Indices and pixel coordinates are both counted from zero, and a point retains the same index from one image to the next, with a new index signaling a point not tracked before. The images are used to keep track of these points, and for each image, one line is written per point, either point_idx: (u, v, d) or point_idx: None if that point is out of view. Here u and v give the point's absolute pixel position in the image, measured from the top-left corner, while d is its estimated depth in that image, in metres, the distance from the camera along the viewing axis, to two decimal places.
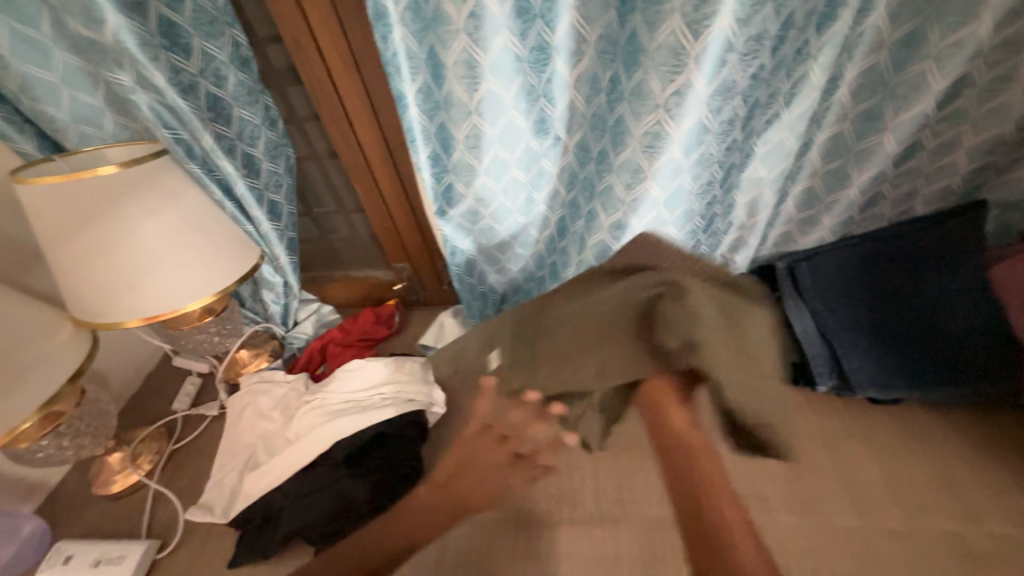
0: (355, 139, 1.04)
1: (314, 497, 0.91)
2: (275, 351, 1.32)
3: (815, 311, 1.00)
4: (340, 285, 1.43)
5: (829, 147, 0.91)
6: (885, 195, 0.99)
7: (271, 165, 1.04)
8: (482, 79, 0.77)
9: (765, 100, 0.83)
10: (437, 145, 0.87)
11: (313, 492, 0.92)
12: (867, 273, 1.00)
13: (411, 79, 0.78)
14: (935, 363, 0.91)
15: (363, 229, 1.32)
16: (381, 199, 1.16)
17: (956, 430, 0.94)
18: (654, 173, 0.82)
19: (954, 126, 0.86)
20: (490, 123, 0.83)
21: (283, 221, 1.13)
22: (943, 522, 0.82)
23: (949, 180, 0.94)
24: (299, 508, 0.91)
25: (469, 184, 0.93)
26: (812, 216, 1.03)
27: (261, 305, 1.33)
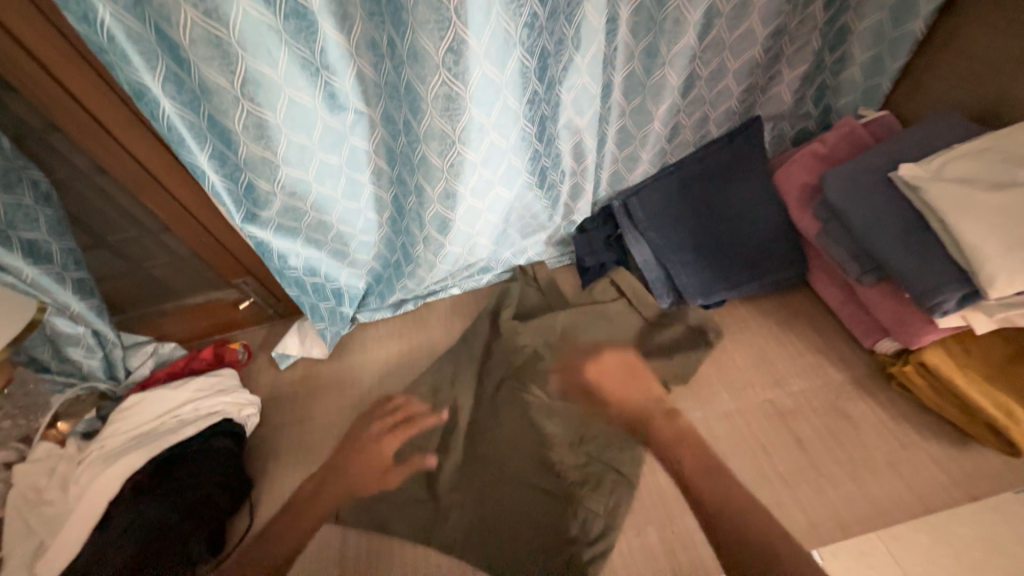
0: (120, 147, 0.85)
1: (126, 539, 0.86)
2: (99, 412, 1.08)
3: (650, 239, 1.10)
4: (174, 317, 1.21)
5: (626, 85, 0.98)
6: (683, 124, 1.09)
7: (7, 197, 0.84)
8: (235, 58, 0.68)
9: (552, 48, 0.84)
10: (216, 142, 0.78)
11: (123, 535, 0.86)
12: (683, 196, 1.12)
13: (148, 67, 0.68)
14: (744, 264, 1.08)
15: (183, 248, 1.10)
16: (185, 211, 0.98)
17: (768, 313, 1.12)
18: (461, 136, 0.82)
19: (718, 53, 0.96)
20: (269, 108, 0.74)
21: (55, 260, 0.94)
22: (763, 393, 1.00)
23: (728, 103, 1.07)
24: (109, 555, 0.84)
25: (273, 178, 0.83)
26: (633, 152, 1.10)
27: (71, 364, 1.08)
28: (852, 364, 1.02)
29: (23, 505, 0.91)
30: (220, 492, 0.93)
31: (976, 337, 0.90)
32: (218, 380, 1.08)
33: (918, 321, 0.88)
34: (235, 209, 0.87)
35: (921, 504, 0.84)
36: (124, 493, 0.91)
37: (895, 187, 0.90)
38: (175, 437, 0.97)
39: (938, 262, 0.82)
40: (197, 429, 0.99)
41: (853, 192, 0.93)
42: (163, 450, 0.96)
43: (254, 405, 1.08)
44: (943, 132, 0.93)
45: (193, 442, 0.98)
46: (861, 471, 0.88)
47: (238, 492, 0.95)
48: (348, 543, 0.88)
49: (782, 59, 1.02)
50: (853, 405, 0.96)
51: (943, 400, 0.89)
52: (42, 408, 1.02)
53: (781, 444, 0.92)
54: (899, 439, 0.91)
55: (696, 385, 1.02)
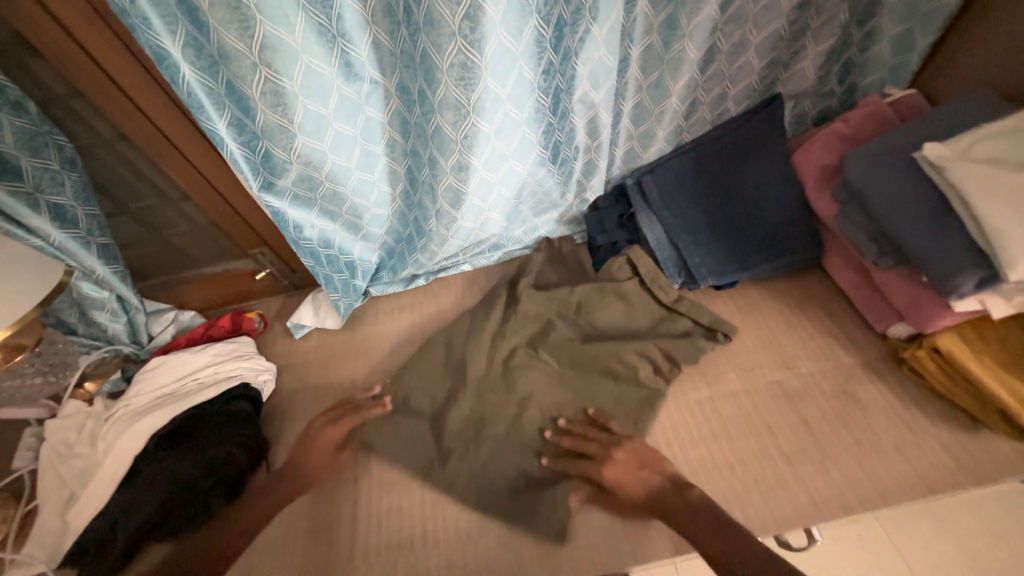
0: (141, 114, 0.86)
1: (150, 491, 0.90)
2: (123, 373, 1.13)
3: (663, 218, 1.09)
4: (194, 286, 1.25)
5: (644, 58, 0.96)
6: (701, 101, 1.07)
7: (35, 161, 0.87)
8: (254, 23, 0.68)
9: (568, 18, 0.82)
10: (235, 109, 0.79)
11: (148, 488, 0.91)
12: (698, 176, 1.10)
13: (169, 30, 0.69)
14: (758, 246, 1.07)
15: (202, 217, 1.13)
16: (204, 180, 1.00)
17: (780, 296, 1.11)
18: (475, 106, 0.81)
19: (739, 26, 0.94)
20: (286, 75, 0.75)
21: (81, 226, 0.97)
22: (770, 374, 1.00)
23: (748, 79, 1.04)
24: (134, 504, 0.89)
25: (290, 147, 0.85)
26: (648, 129, 1.09)
27: (97, 328, 1.12)
28: (864, 348, 1.01)
29: (56, 458, 0.97)
30: (239, 451, 0.96)
31: (993, 323, 0.88)
32: (235, 347, 1.12)
33: (933, 306, 0.87)
34: (253, 177, 0.88)
35: (925, 486, 0.84)
36: (148, 449, 0.96)
37: (919, 168, 0.88)
38: (196, 398, 1.01)
39: (958, 245, 0.81)
40: (216, 392, 1.03)
41: (873, 173, 0.91)
42: (186, 410, 1.00)
43: (270, 371, 1.11)
44: (972, 111, 0.90)
45: (213, 403, 1.02)
46: (866, 452, 0.88)
47: (256, 453, 0.99)
48: (359, 504, 0.92)
49: (807, 34, 0.99)
50: (862, 388, 0.96)
51: (954, 385, 0.88)
52: (71, 367, 1.07)
53: (787, 424, 0.93)
54: (906, 423, 0.91)
55: (703, 364, 1.03)
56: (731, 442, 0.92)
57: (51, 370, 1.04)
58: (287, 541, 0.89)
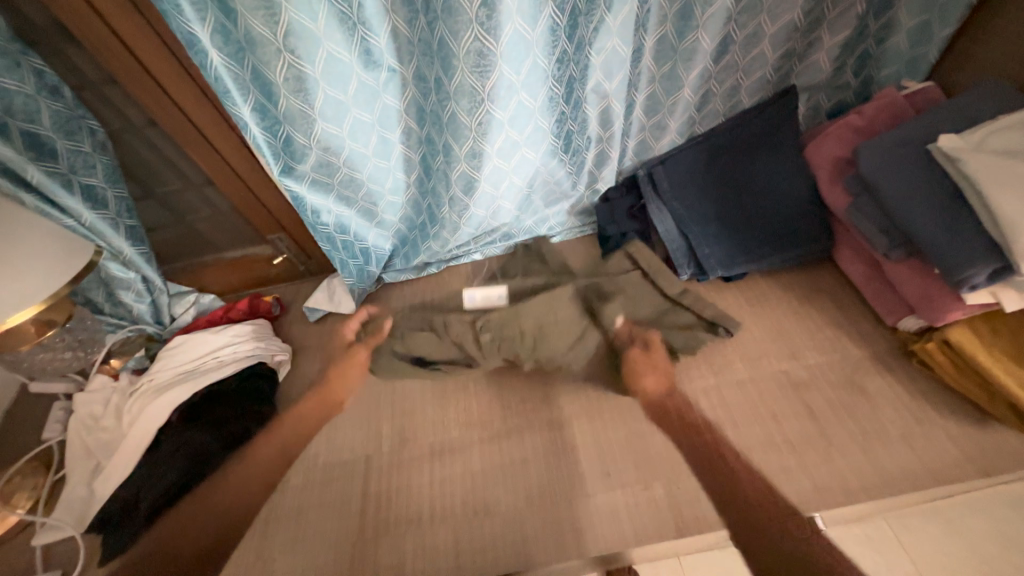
0: (168, 100, 0.89)
1: (173, 461, 0.94)
2: (148, 352, 1.16)
3: (673, 210, 1.10)
4: (214, 270, 1.29)
5: (658, 49, 0.97)
6: (714, 92, 1.07)
7: (69, 143, 0.91)
8: (280, 11, 0.71)
9: (583, 7, 0.83)
10: (258, 94, 0.82)
11: (172, 458, 0.95)
12: (709, 168, 1.11)
13: (198, 15, 0.71)
14: (768, 238, 1.07)
15: (223, 202, 1.17)
16: (226, 165, 1.04)
17: (788, 288, 1.11)
18: (490, 93, 0.83)
19: (754, 16, 0.94)
20: (308, 62, 0.77)
21: (110, 207, 1.01)
22: (778, 364, 1.00)
23: (761, 70, 1.04)
24: (158, 473, 0.93)
25: (310, 132, 0.87)
26: (660, 120, 1.09)
27: (123, 307, 1.16)
28: (873, 341, 1.01)
29: (84, 430, 1.02)
30: (256, 426, 1.00)
31: (1005, 316, 0.88)
32: (252, 328, 1.15)
33: (944, 297, 0.86)
34: (273, 162, 0.92)
35: (931, 476, 0.84)
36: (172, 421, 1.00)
37: (933, 159, 0.87)
38: (215, 374, 1.05)
39: (970, 235, 0.81)
40: (235, 369, 1.06)
41: (886, 164, 0.91)
42: (207, 385, 1.04)
43: (285, 353, 1.15)
44: (988, 103, 0.90)
45: (231, 379, 1.06)
46: (873, 442, 0.89)
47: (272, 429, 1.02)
48: (370, 480, 0.95)
49: (821, 25, 0.99)
50: (870, 380, 0.96)
51: (964, 377, 0.88)
52: (97, 344, 1.13)
53: (793, 413, 0.94)
54: (914, 415, 0.91)
55: (710, 353, 1.03)
56: (736, 429, 0.93)
57: (78, 346, 1.10)
58: (301, 513, 0.92)
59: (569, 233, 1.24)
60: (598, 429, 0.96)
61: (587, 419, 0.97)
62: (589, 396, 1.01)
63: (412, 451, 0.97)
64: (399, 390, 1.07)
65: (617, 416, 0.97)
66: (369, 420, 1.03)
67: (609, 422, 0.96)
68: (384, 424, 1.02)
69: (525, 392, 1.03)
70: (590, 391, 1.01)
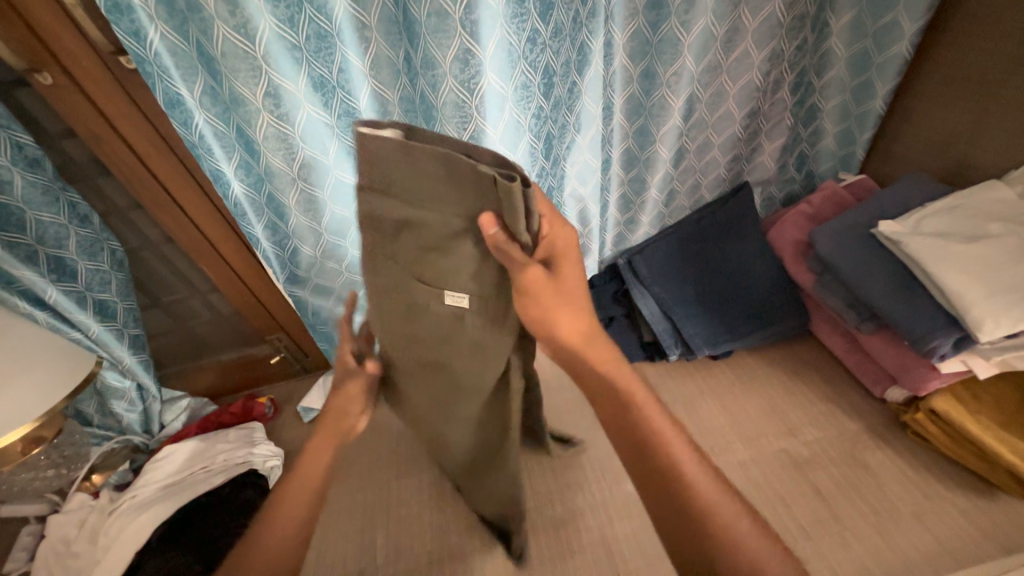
0: (187, 219, 0.98)
1: None
2: (132, 464, 1.14)
3: (656, 294, 1.16)
4: (210, 371, 1.29)
5: (625, 159, 1.11)
6: (678, 190, 1.21)
7: (89, 264, 0.97)
8: (297, 149, 0.83)
9: (556, 132, 0.96)
10: (271, 214, 0.92)
11: None
12: (685, 253, 1.20)
13: (227, 157, 0.84)
14: (749, 317, 1.13)
15: (226, 307, 1.22)
16: (233, 275, 1.10)
17: (772, 362, 1.15)
18: None
19: (701, 130, 1.10)
20: (319, 186, 0.88)
21: (118, 319, 1.05)
22: (777, 443, 1.00)
23: (716, 170, 1.19)
24: None
25: (316, 243, 0.96)
26: (632, 217, 1.22)
27: (112, 418, 1.15)
28: (865, 414, 1.03)
29: (52, 557, 0.95)
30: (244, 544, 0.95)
31: (981, 381, 0.91)
32: (246, 433, 1.13)
33: (919, 367, 0.91)
34: (279, 271, 1.00)
35: (953, 558, 0.81)
36: (150, 542, 0.94)
37: (879, 242, 0.97)
38: (203, 486, 1.01)
39: (927, 309, 0.87)
40: (225, 478, 1.03)
41: (840, 246, 1.01)
42: (194, 498, 1.00)
43: (279, 457, 1.11)
44: (915, 192, 1.03)
45: (220, 490, 1.02)
46: (886, 524, 0.86)
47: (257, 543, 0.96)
48: None
49: (762, 134, 1.15)
50: (870, 454, 0.96)
51: (960, 444, 0.89)
52: (82, 459, 1.10)
53: (801, 495, 0.91)
54: (922, 490, 0.89)
55: (709, 436, 1.03)
56: None
57: (61, 462, 1.08)
58: None
59: None
60: (604, 525, 0.92)
61: (591, 513, 0.94)
62: (590, 487, 0.98)
63: (408, 563, 0.91)
64: (394, 492, 1.03)
65: (619, 508, 0.93)
66: (364, 528, 0.98)
67: (614, 518, 0.92)
68: (380, 531, 0.97)
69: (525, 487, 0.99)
70: (591, 482, 0.99)
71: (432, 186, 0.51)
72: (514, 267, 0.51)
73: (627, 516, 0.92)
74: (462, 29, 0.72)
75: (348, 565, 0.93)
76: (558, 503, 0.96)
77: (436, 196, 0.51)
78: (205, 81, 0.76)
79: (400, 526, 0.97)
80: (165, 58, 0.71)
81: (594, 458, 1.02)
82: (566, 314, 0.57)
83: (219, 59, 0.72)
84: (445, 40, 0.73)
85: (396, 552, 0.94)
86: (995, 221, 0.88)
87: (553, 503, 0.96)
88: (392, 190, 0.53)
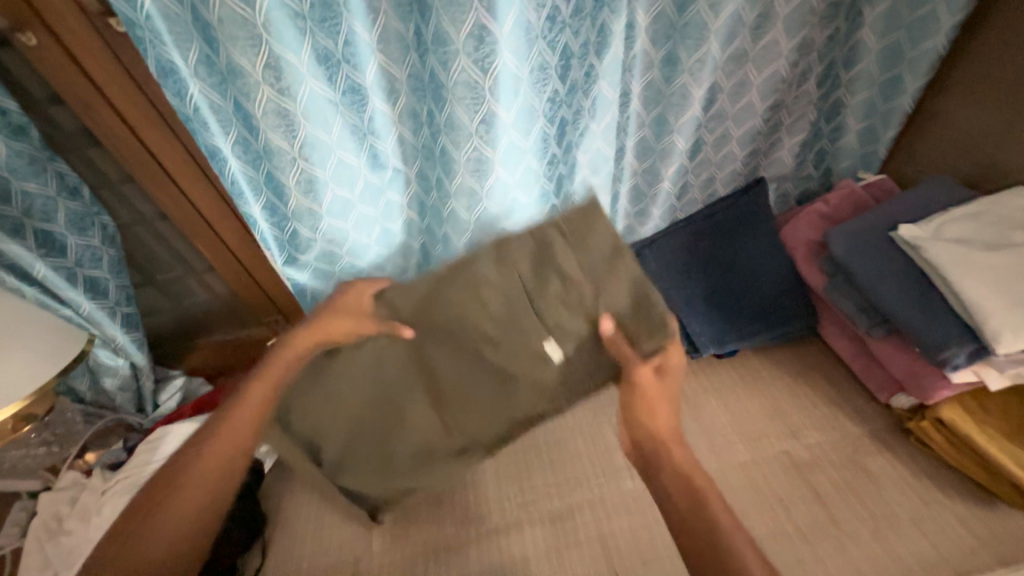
0: (182, 195, 0.93)
1: None
2: (125, 443, 1.10)
3: (663, 290, 1.13)
4: (203, 352, 1.28)
5: (639, 149, 1.07)
6: (692, 183, 1.17)
7: (79, 239, 0.93)
8: (298, 126, 0.78)
9: (570, 118, 0.92)
10: (270, 194, 0.88)
11: None
12: (694, 249, 1.16)
13: (224, 133, 0.79)
14: (758, 317, 1.10)
15: (222, 287, 1.18)
16: (230, 254, 1.07)
17: (778, 364, 1.14)
18: (487, 193, 0.90)
19: (720, 122, 1.06)
20: (320, 167, 0.84)
21: (110, 296, 1.02)
22: (779, 445, 0.99)
23: (733, 164, 1.15)
24: None
25: (315, 226, 0.92)
26: (644, 209, 1.19)
27: (106, 396, 1.13)
28: (868, 419, 1.02)
29: (44, 535, 0.93)
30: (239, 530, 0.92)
31: (990, 394, 0.90)
32: None
33: (930, 376, 0.89)
34: (278, 253, 0.97)
35: (951, 567, 0.80)
36: None
37: (897, 246, 0.95)
38: None
39: (942, 317, 0.85)
40: None
41: (858, 249, 0.98)
42: None
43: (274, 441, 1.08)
44: (938, 196, 0.99)
45: None
46: (885, 531, 0.85)
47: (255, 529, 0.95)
48: None
49: (783, 128, 1.11)
50: (871, 460, 0.95)
51: (963, 455, 0.88)
52: (74, 437, 1.09)
53: (802, 498, 0.91)
54: (921, 497, 0.89)
55: (710, 435, 1.02)
56: (744, 517, 0.89)
57: (55, 441, 1.07)
58: None
59: None
60: (602, 523, 0.91)
61: (589, 509, 0.93)
62: (588, 482, 0.97)
63: (404, 553, 0.91)
64: None
65: (617, 505, 0.93)
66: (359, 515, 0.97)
67: (612, 515, 0.92)
68: (375, 519, 0.96)
69: (523, 481, 0.98)
70: (590, 478, 0.98)
71: (589, 253, 0.79)
72: (632, 362, 0.77)
73: (625, 512, 0.92)
74: (479, 3, 0.68)
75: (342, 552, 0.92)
76: (556, 497, 0.96)
77: (599, 275, 0.79)
78: (201, 49, 0.71)
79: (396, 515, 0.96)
80: (157, 22, 0.66)
81: (593, 453, 1.01)
82: (660, 413, 0.74)
83: (215, 24, 0.66)
84: (460, 16, 0.69)
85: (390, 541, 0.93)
86: (1019, 231, 0.85)
87: (551, 497, 0.96)
88: (568, 237, 0.79)
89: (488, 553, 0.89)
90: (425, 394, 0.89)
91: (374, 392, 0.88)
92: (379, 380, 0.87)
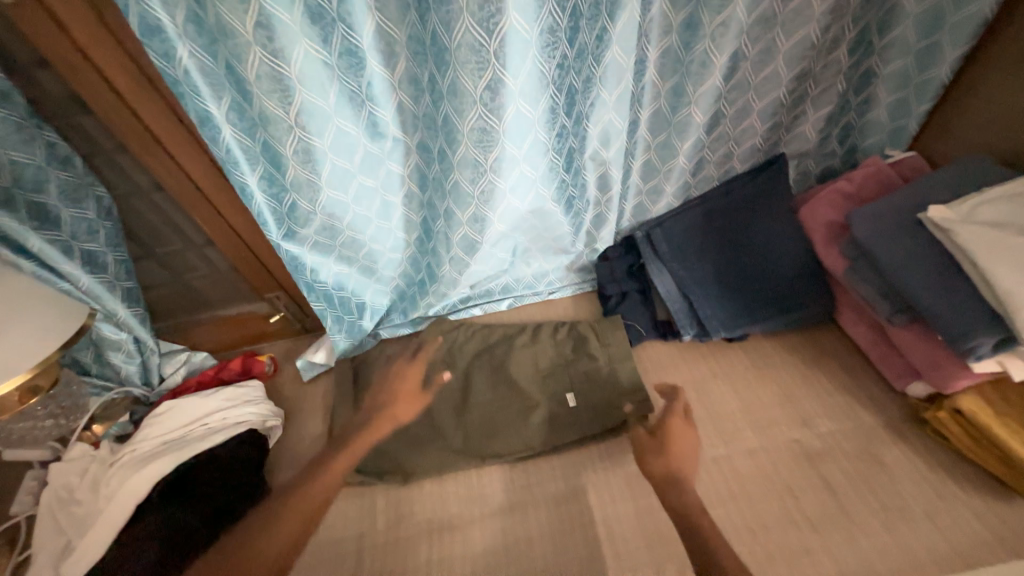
0: (176, 166, 0.90)
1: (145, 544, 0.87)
2: (131, 416, 1.12)
3: (674, 271, 1.10)
4: (207, 327, 1.26)
5: (653, 121, 1.02)
6: (708, 158, 1.11)
7: (74, 211, 0.90)
8: (293, 91, 0.74)
9: (580, 86, 0.87)
10: (267, 164, 0.85)
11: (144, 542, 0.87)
12: (706, 228, 1.13)
13: (216, 98, 0.75)
14: (771, 299, 1.07)
15: (223, 262, 1.16)
16: (229, 228, 1.04)
17: (790, 349, 1.11)
18: (491, 166, 0.87)
19: (742, 93, 0.99)
20: (318, 135, 0.80)
21: (110, 271, 1.00)
22: (789, 432, 0.97)
23: (753, 139, 1.09)
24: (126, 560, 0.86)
25: (314, 198, 0.89)
26: (657, 185, 1.13)
27: (111, 368, 1.13)
28: (882, 407, 0.99)
29: (57, 504, 0.96)
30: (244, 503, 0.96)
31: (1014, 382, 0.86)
32: (245, 391, 1.10)
33: (950, 364, 0.86)
34: (275, 227, 0.93)
35: (961, 558, 0.79)
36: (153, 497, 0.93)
37: (925, 227, 0.90)
38: (198, 446, 0.99)
39: (969, 305, 0.81)
40: (225, 437, 1.02)
41: (879, 230, 0.93)
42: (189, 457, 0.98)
43: (278, 417, 1.10)
44: (972, 175, 0.93)
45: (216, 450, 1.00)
46: (895, 520, 0.84)
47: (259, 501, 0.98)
48: (363, 565, 0.88)
49: (808, 100, 1.05)
50: (884, 449, 0.93)
51: (980, 445, 0.85)
52: (81, 410, 1.08)
53: (810, 485, 0.89)
54: (934, 487, 0.87)
55: (718, 420, 1.00)
56: (750, 503, 0.89)
57: (61, 412, 1.07)
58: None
59: (570, 290, 1.22)
60: (606, 506, 0.90)
61: (593, 491, 0.92)
62: (593, 465, 0.96)
63: (408, 530, 0.91)
64: None
65: (622, 488, 0.92)
66: (364, 492, 0.97)
67: (616, 499, 0.91)
68: (380, 496, 0.96)
69: (528, 462, 0.98)
70: (594, 461, 0.97)
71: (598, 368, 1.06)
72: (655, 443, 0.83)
73: (629, 495, 0.91)
74: None
75: (347, 528, 0.93)
76: (560, 478, 0.95)
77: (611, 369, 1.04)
78: (188, 7, 0.66)
79: (400, 493, 0.96)
80: None
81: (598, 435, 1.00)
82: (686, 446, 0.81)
83: None
84: None
85: (395, 518, 0.93)
86: None
87: (555, 479, 0.95)
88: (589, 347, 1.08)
89: (492, 532, 0.89)
90: (458, 418, 1.02)
91: (423, 424, 1.02)
92: (430, 415, 1.03)
